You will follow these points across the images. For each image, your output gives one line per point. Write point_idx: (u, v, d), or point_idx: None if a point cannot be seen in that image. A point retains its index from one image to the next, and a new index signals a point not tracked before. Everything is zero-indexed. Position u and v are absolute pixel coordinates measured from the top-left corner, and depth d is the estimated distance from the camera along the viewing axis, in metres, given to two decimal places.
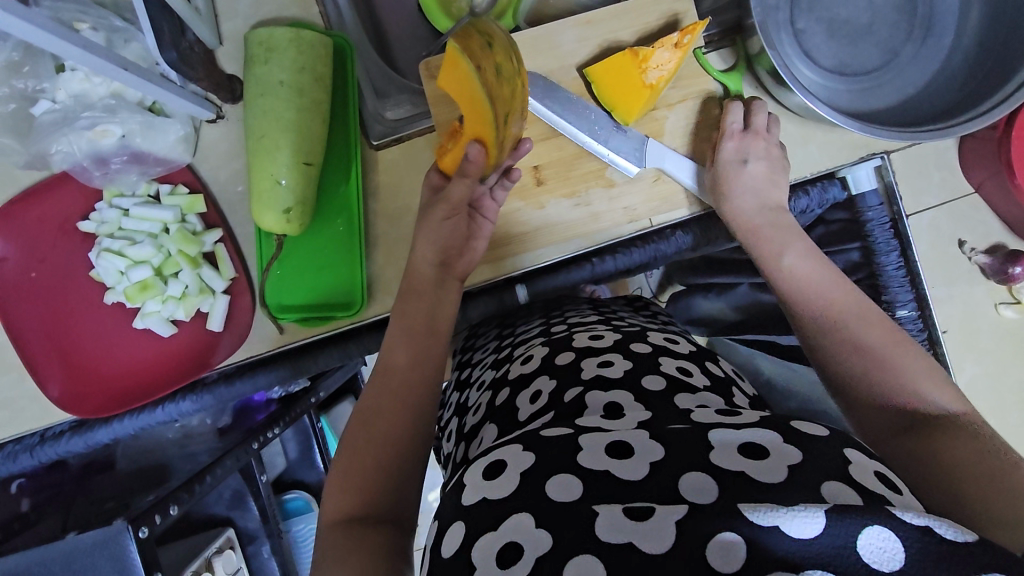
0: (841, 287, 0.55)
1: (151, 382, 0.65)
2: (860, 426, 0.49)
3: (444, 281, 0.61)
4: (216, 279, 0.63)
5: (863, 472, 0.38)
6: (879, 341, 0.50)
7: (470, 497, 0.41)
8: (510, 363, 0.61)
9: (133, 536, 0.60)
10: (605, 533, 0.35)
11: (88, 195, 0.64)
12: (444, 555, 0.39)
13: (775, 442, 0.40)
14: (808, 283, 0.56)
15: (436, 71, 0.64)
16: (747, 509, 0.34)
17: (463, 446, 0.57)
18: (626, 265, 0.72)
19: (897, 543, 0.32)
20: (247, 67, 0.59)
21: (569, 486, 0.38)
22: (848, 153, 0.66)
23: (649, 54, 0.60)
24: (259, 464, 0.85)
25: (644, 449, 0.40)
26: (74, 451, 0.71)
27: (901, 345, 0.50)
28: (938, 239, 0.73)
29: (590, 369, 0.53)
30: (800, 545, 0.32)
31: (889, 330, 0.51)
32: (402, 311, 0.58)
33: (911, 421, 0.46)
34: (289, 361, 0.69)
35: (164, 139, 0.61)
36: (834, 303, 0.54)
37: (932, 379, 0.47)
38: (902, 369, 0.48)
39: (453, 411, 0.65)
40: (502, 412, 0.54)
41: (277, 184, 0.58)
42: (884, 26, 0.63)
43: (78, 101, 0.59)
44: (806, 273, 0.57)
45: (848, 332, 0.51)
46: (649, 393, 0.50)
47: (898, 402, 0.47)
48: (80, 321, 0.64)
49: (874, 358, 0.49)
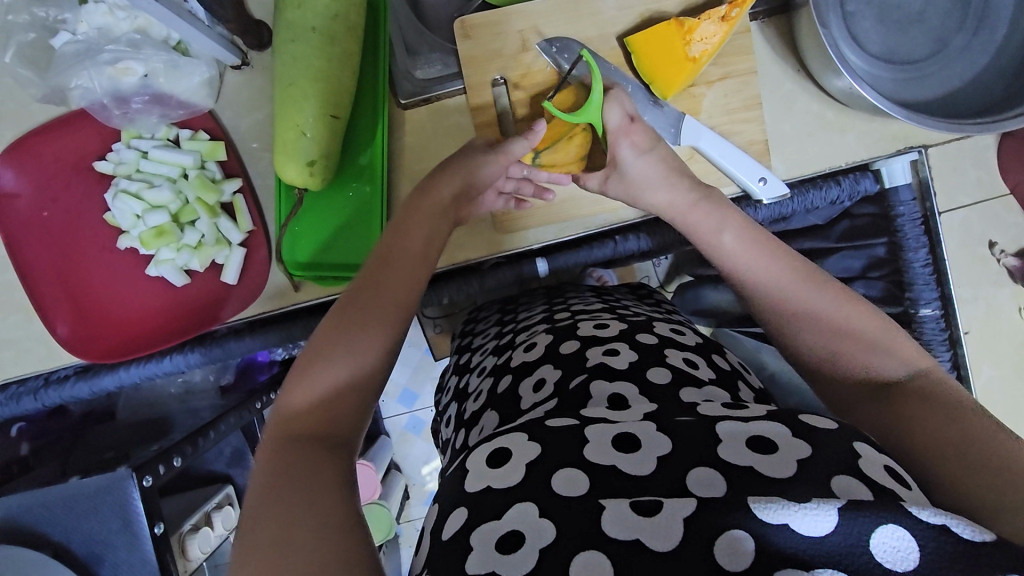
0: (784, 255, 0.53)
1: (159, 331, 0.64)
2: (835, 401, 0.48)
3: (440, 225, 0.58)
4: (233, 230, 0.62)
5: (872, 465, 0.37)
6: (836, 310, 0.49)
7: (473, 484, 0.40)
8: (512, 350, 0.60)
9: (136, 484, 0.59)
10: (612, 527, 0.34)
11: (105, 134, 0.62)
12: (441, 537, 0.39)
13: (784, 435, 0.39)
14: (752, 255, 0.54)
15: (472, 30, 0.62)
16: (755, 504, 0.33)
17: (464, 433, 0.56)
18: (646, 247, 0.72)
19: (911, 543, 0.30)
20: (279, 11, 0.57)
21: (574, 480, 0.37)
22: (884, 145, 0.65)
23: (695, 25, 0.58)
24: (260, 424, 0.87)
25: (650, 442, 0.39)
26: (78, 396, 0.71)
27: (855, 308, 0.49)
28: (969, 239, 0.71)
29: (595, 358, 0.52)
30: (809, 543, 0.31)
31: (841, 294, 0.50)
32: (387, 247, 0.55)
33: (877, 390, 0.45)
34: (299, 321, 0.68)
35: (188, 82, 0.59)
36: (779, 275, 0.52)
37: (891, 337, 0.47)
38: (859, 336, 0.47)
39: (452, 396, 0.65)
40: (505, 400, 0.53)
41: (302, 136, 0.56)
42: (936, 13, 0.61)
43: (101, 34, 0.57)
44: (745, 245, 0.54)
45: (798, 308, 0.50)
46: (655, 386, 0.49)
47: (859, 373, 0.47)
48: (90, 262, 0.63)
49: (830, 331, 0.48)
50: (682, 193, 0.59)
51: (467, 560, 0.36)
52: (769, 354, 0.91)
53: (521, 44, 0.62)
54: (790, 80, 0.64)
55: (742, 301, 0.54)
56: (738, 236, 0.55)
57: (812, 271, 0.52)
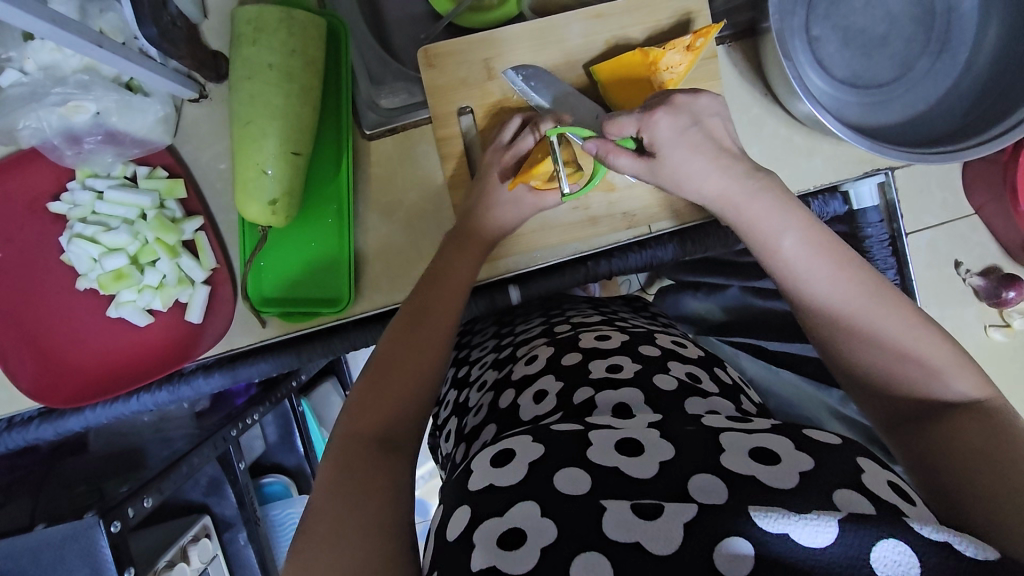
0: (857, 266, 0.48)
1: (125, 373, 0.63)
2: (878, 417, 0.47)
3: (441, 260, 0.58)
4: (195, 269, 0.61)
5: (877, 481, 0.37)
6: (905, 330, 0.45)
7: (477, 481, 0.40)
8: (513, 364, 0.59)
9: (104, 530, 0.58)
10: (612, 529, 0.34)
11: (60, 173, 0.61)
12: (447, 538, 0.38)
13: (788, 448, 0.39)
14: (817, 264, 0.49)
15: (436, 59, 0.61)
16: (756, 512, 0.33)
17: (464, 448, 0.54)
18: (621, 269, 0.69)
19: (913, 559, 0.31)
20: (234, 46, 0.55)
21: (578, 479, 0.37)
22: (852, 167, 0.65)
23: (661, 55, 0.58)
24: (236, 451, 0.83)
25: (655, 449, 0.39)
26: (43, 438, 0.69)
27: (926, 330, 0.45)
28: (935, 259, 0.73)
29: (598, 371, 0.51)
30: (810, 553, 0.32)
31: (909, 313, 0.46)
32: (428, 289, 0.56)
33: (922, 411, 0.44)
34: (272, 354, 0.65)
35: (142, 120, 0.57)
36: (844, 288, 0.47)
37: (960, 364, 0.44)
38: (926, 361, 0.44)
39: (451, 411, 0.63)
40: (506, 414, 0.52)
41: (263, 174, 0.55)
42: (901, 37, 0.61)
43: (48, 74, 0.55)
44: (814, 249, 0.49)
45: (863, 326, 0.46)
46: (662, 394, 0.49)
47: (914, 394, 0.44)
48: (49, 308, 0.61)
49: (894, 353, 0.45)
50: (734, 179, 0.53)
51: (472, 555, 0.35)
52: (746, 359, 0.84)
53: (486, 73, 0.61)
54: (758, 105, 0.64)
55: (795, 310, 0.51)
56: (803, 241, 0.50)
57: (883, 283, 0.48)
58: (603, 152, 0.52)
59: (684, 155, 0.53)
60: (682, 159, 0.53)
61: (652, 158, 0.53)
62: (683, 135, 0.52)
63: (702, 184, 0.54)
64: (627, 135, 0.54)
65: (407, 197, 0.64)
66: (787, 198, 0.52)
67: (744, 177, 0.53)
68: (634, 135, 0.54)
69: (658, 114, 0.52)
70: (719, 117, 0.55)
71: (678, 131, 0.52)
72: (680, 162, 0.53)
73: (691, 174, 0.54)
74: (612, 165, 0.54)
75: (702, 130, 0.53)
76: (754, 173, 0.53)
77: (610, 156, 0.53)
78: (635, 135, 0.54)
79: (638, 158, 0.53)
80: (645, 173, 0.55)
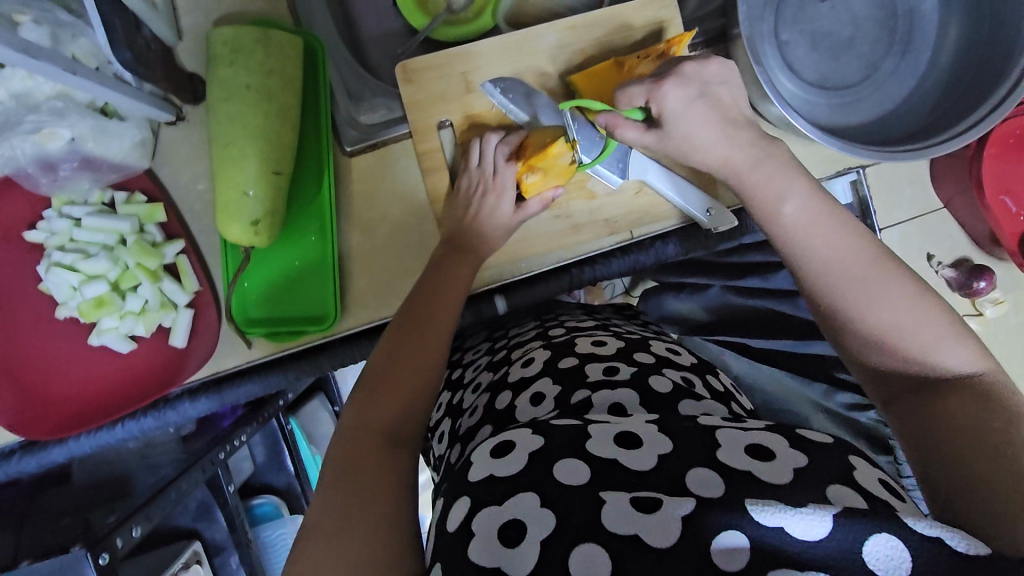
0: (856, 234, 0.50)
1: (110, 402, 0.61)
2: (874, 387, 0.48)
3: (439, 267, 0.59)
4: (178, 292, 0.60)
5: (868, 478, 0.38)
6: (903, 296, 0.47)
7: (477, 473, 0.40)
8: (508, 366, 0.59)
9: (93, 563, 0.57)
10: (611, 521, 0.35)
11: (35, 202, 0.60)
12: (447, 529, 0.38)
13: (781, 445, 0.39)
14: (819, 227, 0.50)
15: (413, 75, 0.61)
16: (753, 506, 0.34)
17: (458, 449, 0.54)
18: (604, 276, 0.69)
19: (906, 553, 0.32)
20: (210, 68, 0.55)
21: (576, 470, 0.38)
22: (824, 166, 0.67)
23: (635, 64, 0.60)
24: (225, 473, 0.83)
25: (652, 441, 0.40)
26: (26, 470, 0.67)
27: (921, 299, 0.47)
28: (908, 253, 0.74)
29: (595, 374, 0.52)
30: (805, 546, 0.33)
31: (912, 286, 0.47)
32: (432, 288, 0.57)
33: (920, 382, 0.45)
34: (256, 375, 0.63)
35: (119, 145, 0.57)
36: (848, 255, 0.49)
37: (958, 337, 0.46)
38: (927, 331, 0.46)
39: (444, 412, 0.63)
40: (503, 416, 0.52)
41: (244, 195, 0.55)
42: (865, 40, 0.64)
43: (20, 101, 0.53)
44: (815, 215, 0.51)
45: (864, 288, 0.47)
46: (656, 392, 0.50)
47: (911, 365, 0.46)
48: (28, 338, 0.60)
49: (892, 325, 0.46)
50: (735, 154, 0.55)
51: (471, 545, 0.36)
52: (731, 356, 0.81)
53: (464, 86, 0.62)
54: None
55: (794, 276, 0.52)
56: (804, 206, 0.52)
57: (885, 254, 0.49)
58: (614, 122, 0.56)
59: (695, 123, 0.55)
60: (690, 128, 0.55)
61: (661, 129, 0.56)
62: (690, 106, 0.55)
63: (710, 153, 0.56)
64: (636, 106, 0.56)
65: (390, 212, 0.64)
66: (792, 164, 0.54)
67: (758, 159, 0.55)
68: (643, 106, 0.56)
69: (666, 84, 0.54)
70: (727, 84, 0.56)
71: (686, 102, 0.55)
72: (690, 130, 0.55)
73: (699, 142, 0.56)
74: (620, 138, 0.58)
75: (709, 99, 0.55)
76: (770, 153, 0.55)
77: (618, 129, 0.57)
78: (643, 105, 0.56)
79: (646, 130, 0.57)
80: (654, 144, 0.58)
